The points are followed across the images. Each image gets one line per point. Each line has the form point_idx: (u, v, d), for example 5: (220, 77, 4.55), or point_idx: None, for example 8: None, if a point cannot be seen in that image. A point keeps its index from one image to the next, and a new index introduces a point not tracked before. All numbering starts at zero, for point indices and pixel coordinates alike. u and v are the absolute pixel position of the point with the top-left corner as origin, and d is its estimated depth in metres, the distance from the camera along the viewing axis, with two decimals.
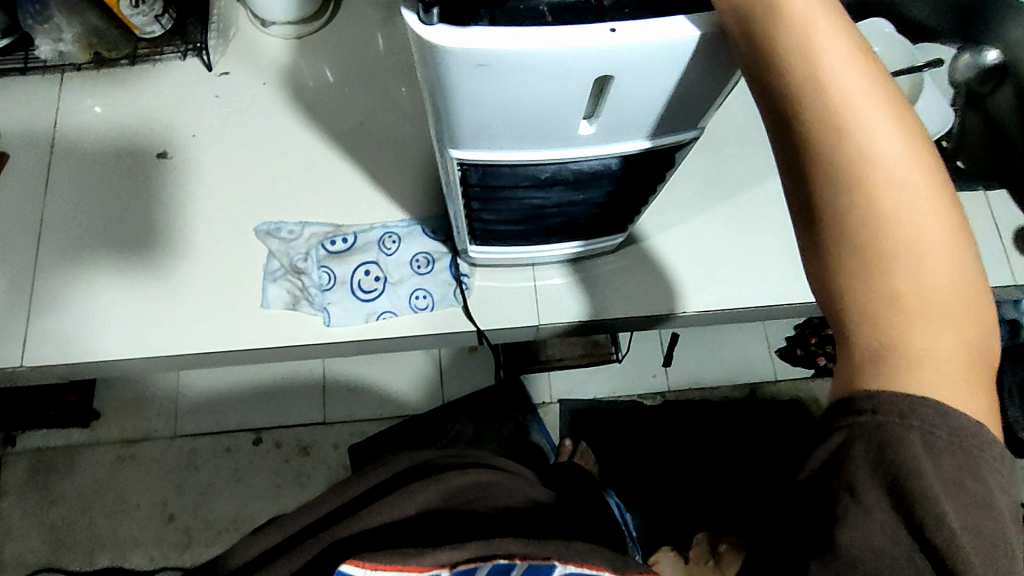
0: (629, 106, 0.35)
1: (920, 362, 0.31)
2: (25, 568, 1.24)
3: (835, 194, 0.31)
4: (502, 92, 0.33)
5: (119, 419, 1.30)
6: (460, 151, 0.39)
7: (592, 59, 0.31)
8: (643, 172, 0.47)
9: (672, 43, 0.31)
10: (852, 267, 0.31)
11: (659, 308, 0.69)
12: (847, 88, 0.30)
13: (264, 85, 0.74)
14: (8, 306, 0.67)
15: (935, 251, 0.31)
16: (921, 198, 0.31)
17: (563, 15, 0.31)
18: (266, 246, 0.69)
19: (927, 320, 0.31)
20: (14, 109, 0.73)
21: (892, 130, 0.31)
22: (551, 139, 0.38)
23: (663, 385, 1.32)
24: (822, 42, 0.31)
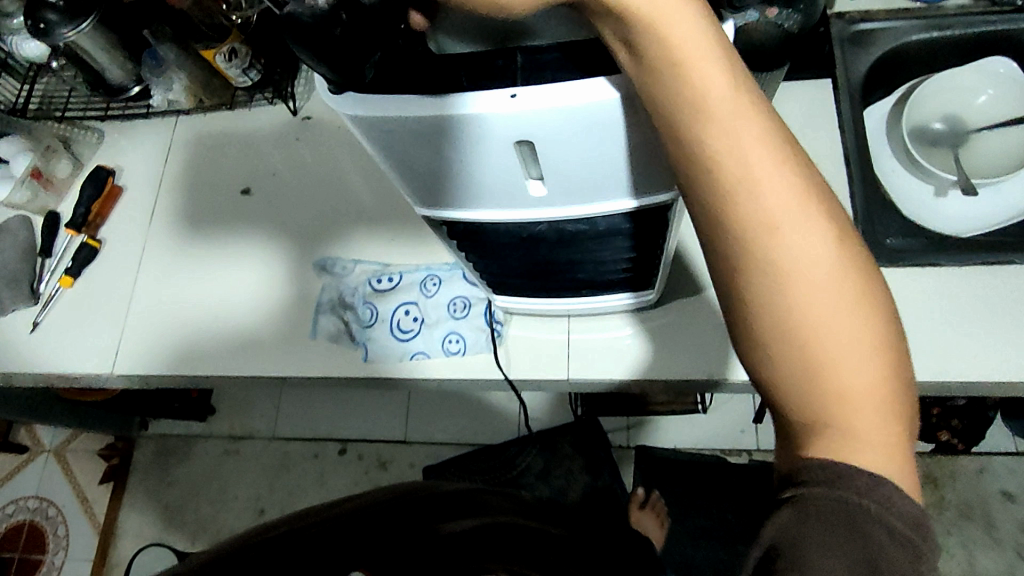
0: (565, 166, 0.39)
1: (865, 443, 0.34)
2: (142, 539, 1.40)
3: (774, 301, 0.33)
4: (441, 152, 0.39)
5: (229, 416, 1.44)
6: (427, 208, 0.47)
7: (503, 122, 0.35)
8: (635, 233, 0.49)
9: (578, 107, 0.34)
10: (792, 356, 0.34)
11: (700, 373, 0.65)
12: (779, 200, 0.32)
13: (341, 129, 0.81)
14: (108, 322, 0.78)
15: (866, 334, 0.34)
16: (848, 284, 0.34)
17: (475, 79, 0.37)
18: (320, 281, 0.74)
19: (862, 403, 0.34)
20: (138, 148, 0.84)
21: (822, 231, 0.33)
22: (510, 196, 0.42)
23: (752, 443, 1.25)
24: (747, 144, 0.32)
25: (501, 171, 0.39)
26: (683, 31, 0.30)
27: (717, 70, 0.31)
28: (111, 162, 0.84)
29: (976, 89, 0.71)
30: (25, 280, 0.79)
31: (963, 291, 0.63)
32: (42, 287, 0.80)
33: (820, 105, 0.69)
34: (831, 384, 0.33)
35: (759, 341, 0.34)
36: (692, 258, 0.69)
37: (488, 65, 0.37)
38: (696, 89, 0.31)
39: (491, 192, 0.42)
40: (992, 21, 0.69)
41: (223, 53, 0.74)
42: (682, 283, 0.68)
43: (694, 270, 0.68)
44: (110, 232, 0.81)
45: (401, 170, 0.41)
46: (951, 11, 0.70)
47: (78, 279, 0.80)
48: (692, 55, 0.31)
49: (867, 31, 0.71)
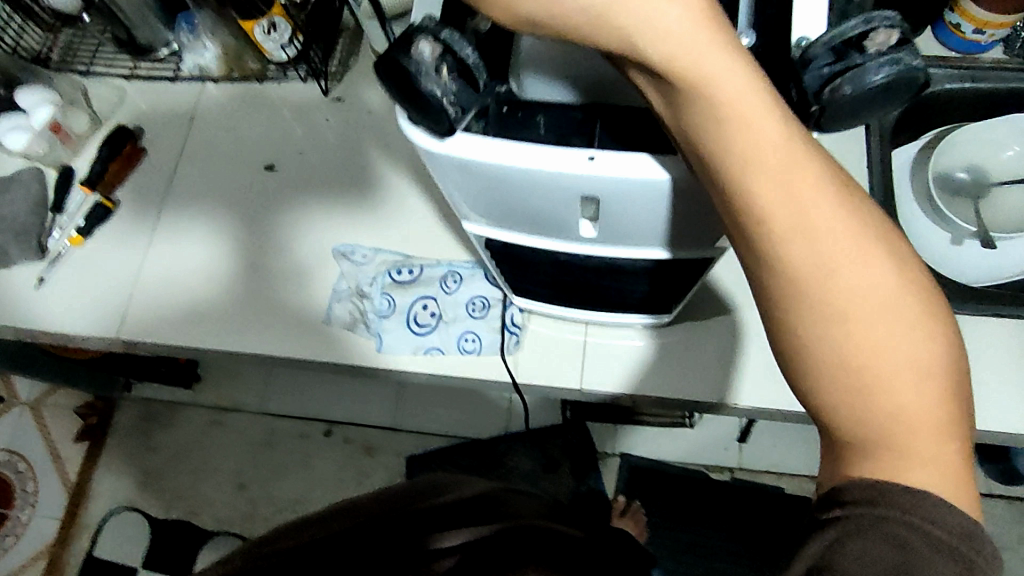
0: (619, 220, 0.42)
1: (914, 462, 0.33)
2: (116, 502, 1.39)
3: (827, 334, 0.33)
4: (510, 186, 0.41)
5: (219, 388, 1.40)
6: (472, 225, 0.50)
7: (573, 179, 0.37)
8: (668, 273, 0.51)
9: (645, 181, 0.37)
10: (833, 378, 0.33)
11: (708, 395, 0.65)
12: (832, 235, 0.32)
13: (371, 114, 0.80)
14: (116, 286, 0.76)
15: (912, 351, 0.33)
16: (890, 301, 0.33)
17: (553, 130, 0.44)
18: (339, 267, 0.74)
19: (919, 429, 0.33)
20: (162, 112, 0.83)
21: (878, 260, 0.33)
22: (559, 234, 0.45)
23: (734, 462, 1.24)
24: (782, 165, 0.32)
25: (559, 215, 0.43)
26: (736, 88, 0.31)
27: (768, 120, 0.32)
28: (132, 123, 0.83)
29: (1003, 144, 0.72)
30: (34, 235, 0.78)
31: (970, 341, 0.65)
32: (50, 243, 0.79)
33: (850, 142, 0.71)
34: (885, 411, 0.33)
35: (804, 371, 0.34)
36: (717, 281, 0.69)
37: (566, 121, 0.44)
38: (749, 142, 0.32)
39: (537, 224, 0.45)
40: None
41: (263, 26, 0.73)
42: (700, 303, 0.69)
43: (712, 290, 0.69)
44: (127, 194, 0.80)
45: (465, 189, 0.43)
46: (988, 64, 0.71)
47: (89, 238, 0.79)
48: (744, 111, 0.31)
49: None
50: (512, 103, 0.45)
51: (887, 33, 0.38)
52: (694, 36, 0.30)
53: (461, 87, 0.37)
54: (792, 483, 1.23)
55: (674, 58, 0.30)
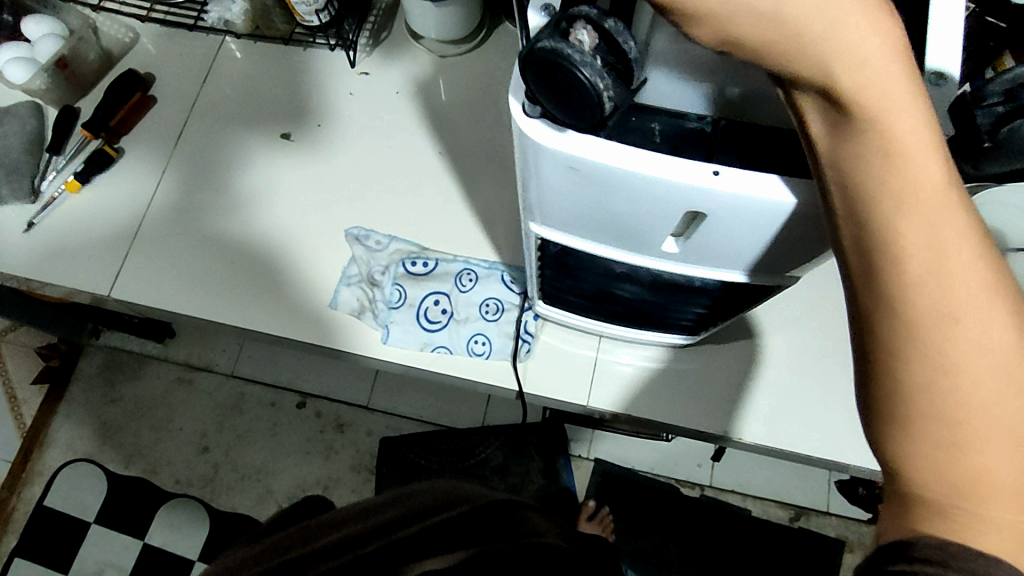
0: (715, 242, 0.39)
1: (991, 531, 0.27)
2: (72, 452, 1.34)
3: (931, 385, 0.27)
4: (583, 183, 0.36)
5: (189, 345, 1.38)
6: (537, 228, 0.45)
7: (690, 193, 0.34)
8: (726, 294, 0.49)
9: (770, 202, 0.33)
10: (919, 425, 0.28)
11: (714, 427, 0.65)
12: (960, 282, 0.27)
13: (397, 95, 0.77)
14: (110, 241, 0.73)
15: (1013, 417, 0.27)
16: (1007, 356, 0.28)
17: (671, 141, 0.36)
18: (351, 250, 0.71)
19: (1007, 504, 0.27)
20: (176, 61, 0.79)
21: (1002, 316, 0.28)
22: (641, 246, 0.42)
23: (706, 478, 1.25)
24: (920, 186, 0.27)
25: (653, 228, 0.39)
26: (907, 113, 0.27)
27: (935, 158, 0.27)
28: (142, 68, 0.79)
29: None
30: (26, 176, 0.74)
31: None
32: (43, 186, 0.75)
33: None
34: (977, 478, 0.27)
35: (887, 408, 0.29)
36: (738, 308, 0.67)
37: (686, 130, 0.36)
38: (909, 180, 0.27)
39: (620, 233, 0.41)
40: None
41: None
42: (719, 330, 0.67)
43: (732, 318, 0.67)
44: (131, 143, 0.76)
45: (539, 186, 0.39)
46: None
47: (86, 186, 0.75)
48: (911, 146, 0.27)
49: None
50: (631, 107, 0.36)
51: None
52: (882, 58, 0.26)
53: (615, 82, 0.31)
54: (758, 507, 1.23)
55: (863, 82, 0.26)
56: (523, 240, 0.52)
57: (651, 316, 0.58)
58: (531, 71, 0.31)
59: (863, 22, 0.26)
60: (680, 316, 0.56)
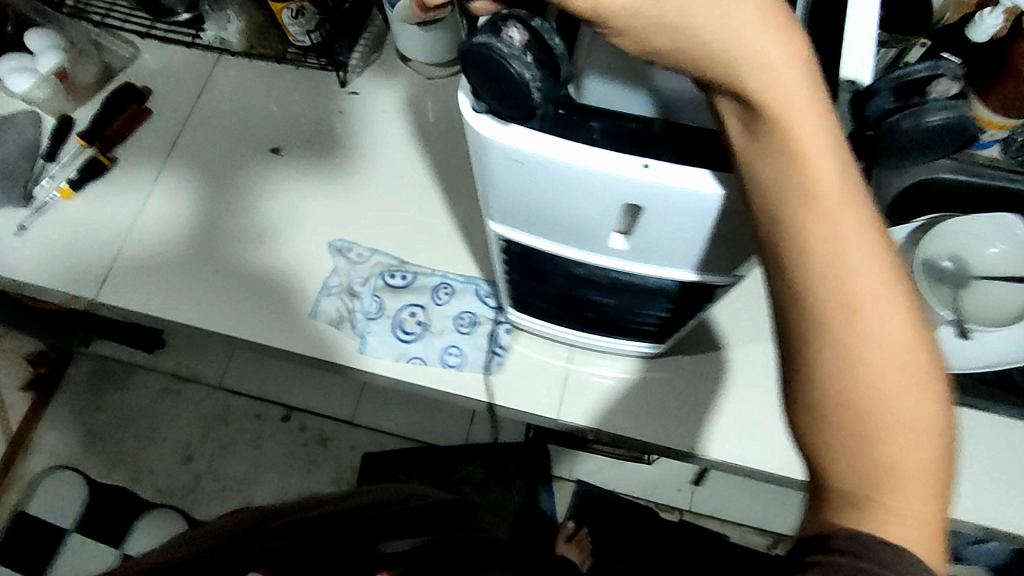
0: (656, 236, 0.41)
1: (900, 521, 0.31)
2: (55, 458, 1.35)
3: (839, 370, 0.32)
4: (530, 178, 0.38)
5: (177, 355, 1.38)
6: (496, 226, 0.47)
7: (627, 184, 0.36)
8: (681, 297, 0.51)
9: (696, 194, 0.35)
10: (828, 406, 0.32)
11: (678, 443, 0.66)
12: (863, 278, 0.32)
13: (385, 114, 0.80)
14: (99, 245, 0.75)
15: (910, 402, 0.32)
16: (904, 346, 0.32)
17: (609, 137, 0.37)
18: (333, 261, 0.73)
19: (912, 488, 0.31)
20: (173, 75, 0.82)
21: (901, 313, 0.32)
22: (591, 242, 0.44)
23: (685, 503, 1.25)
24: (819, 187, 0.32)
25: (597, 220, 0.41)
26: (807, 125, 0.32)
27: (833, 162, 0.32)
28: (139, 81, 0.82)
29: (988, 241, 0.73)
30: (22, 182, 0.77)
31: None
32: (38, 191, 0.77)
33: None
34: (882, 462, 0.31)
35: (802, 392, 0.33)
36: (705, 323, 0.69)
37: (623, 128, 0.37)
38: (807, 179, 0.32)
39: (570, 229, 0.43)
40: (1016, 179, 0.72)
41: (291, 10, 0.73)
42: (688, 346, 0.69)
43: (700, 337, 0.69)
44: (124, 152, 0.79)
45: (490, 181, 0.41)
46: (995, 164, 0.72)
47: (79, 192, 0.77)
48: (812, 149, 0.32)
49: None
50: (567, 103, 0.37)
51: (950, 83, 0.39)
52: (783, 69, 0.31)
53: (544, 76, 0.35)
54: (736, 532, 1.24)
55: (767, 91, 0.31)
56: (493, 250, 0.54)
57: (620, 322, 0.59)
58: (473, 70, 0.35)
59: (770, 41, 0.31)
60: (644, 321, 0.58)
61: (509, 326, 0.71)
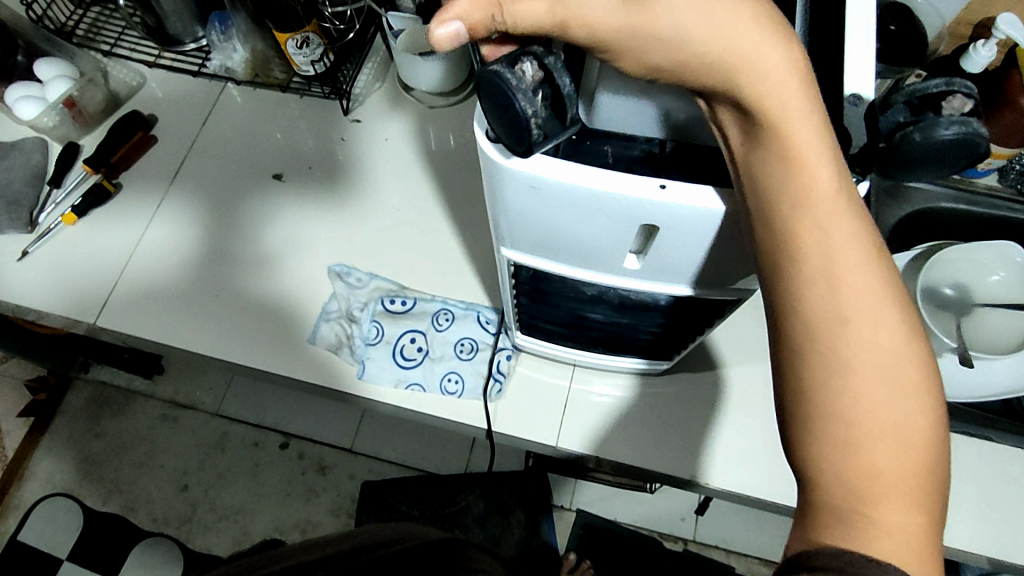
0: (666, 256, 0.41)
1: (887, 533, 0.32)
2: (50, 486, 1.33)
3: (829, 380, 0.33)
4: (543, 205, 0.39)
5: (176, 381, 1.38)
6: (506, 250, 0.47)
7: (640, 206, 0.36)
8: (686, 315, 0.51)
9: (710, 213, 0.35)
10: (822, 416, 0.33)
11: (681, 472, 0.65)
12: (853, 288, 0.33)
13: (388, 141, 0.81)
14: (102, 270, 0.75)
15: (899, 413, 0.33)
16: (895, 357, 0.33)
17: (622, 162, 0.38)
18: (331, 286, 0.74)
19: (892, 500, 0.33)
20: (180, 104, 0.84)
21: (891, 325, 0.34)
22: (603, 265, 0.44)
23: (689, 533, 1.23)
24: (815, 195, 0.33)
25: (610, 244, 0.41)
26: (804, 133, 0.33)
27: (826, 168, 0.33)
28: (146, 109, 0.83)
29: (989, 268, 0.73)
30: (26, 207, 0.78)
31: None
32: (42, 218, 0.78)
33: None
34: (865, 472, 0.33)
35: (800, 404, 0.34)
36: (702, 340, 0.70)
37: (635, 154, 0.38)
38: (802, 187, 0.33)
39: (581, 252, 0.43)
40: (1016, 209, 0.74)
41: (297, 40, 0.74)
42: (689, 370, 0.69)
43: (699, 362, 0.69)
44: (130, 178, 0.80)
45: (503, 208, 0.41)
46: (990, 192, 0.74)
47: (82, 218, 0.77)
48: (808, 156, 0.33)
49: (905, 187, 0.74)
50: (582, 129, 0.38)
51: (963, 100, 0.39)
52: (780, 76, 0.32)
53: (550, 114, 0.35)
54: (743, 564, 1.22)
55: (765, 95, 0.32)
56: (499, 271, 0.54)
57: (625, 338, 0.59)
58: (484, 96, 0.34)
59: (771, 53, 0.32)
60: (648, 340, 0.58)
61: (510, 351, 0.71)
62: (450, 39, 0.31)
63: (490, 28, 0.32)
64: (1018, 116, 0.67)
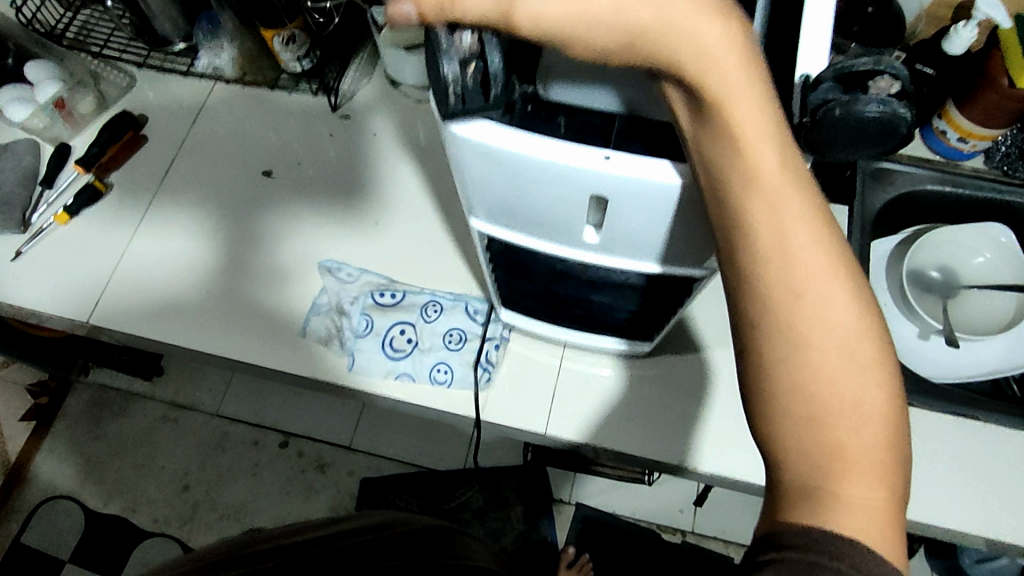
0: (624, 229, 0.41)
1: (850, 508, 0.33)
2: (52, 488, 1.34)
3: (784, 355, 0.34)
4: (498, 175, 0.39)
5: (176, 382, 1.39)
6: (475, 221, 0.48)
7: (588, 176, 0.37)
8: (665, 294, 0.52)
9: (655, 181, 0.36)
10: (777, 392, 0.34)
11: (668, 457, 0.66)
12: (806, 263, 0.34)
13: (376, 136, 0.81)
14: (94, 268, 0.76)
15: (854, 387, 0.33)
16: (848, 331, 0.34)
17: (574, 130, 0.40)
18: (323, 281, 0.74)
19: (856, 473, 0.33)
20: (168, 104, 0.84)
21: (845, 296, 0.34)
22: (566, 237, 0.45)
23: (688, 524, 1.23)
24: (764, 174, 0.34)
25: (567, 215, 0.41)
26: (749, 108, 0.33)
27: (771, 143, 0.34)
28: (136, 109, 0.84)
29: (975, 250, 0.73)
30: (18, 209, 0.78)
31: (923, 438, 0.67)
32: (34, 218, 0.79)
33: None
34: (829, 445, 0.33)
35: (758, 382, 0.35)
36: (688, 326, 0.70)
37: (588, 123, 0.40)
38: (750, 165, 0.33)
39: (543, 224, 0.44)
40: (1002, 191, 0.73)
41: (282, 37, 0.75)
42: (678, 355, 0.69)
43: (687, 349, 0.70)
44: (121, 178, 0.81)
45: (462, 177, 0.42)
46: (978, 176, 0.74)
47: (74, 218, 0.78)
48: (754, 133, 0.33)
49: (888, 169, 0.75)
50: (535, 100, 0.40)
51: (891, 81, 0.41)
52: (721, 51, 0.32)
53: (474, 85, 0.36)
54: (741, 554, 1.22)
55: (706, 71, 0.32)
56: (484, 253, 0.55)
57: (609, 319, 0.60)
58: (429, 55, 0.36)
59: (710, 27, 0.32)
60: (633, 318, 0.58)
61: (498, 341, 0.71)
62: (398, 14, 0.30)
63: (441, 17, 0.30)
64: (998, 96, 0.66)
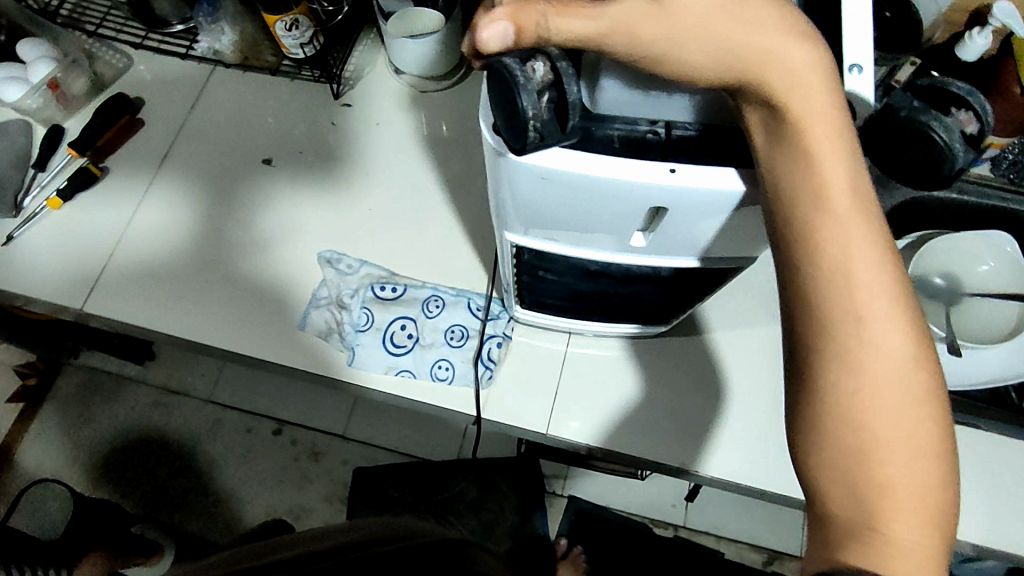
0: (675, 233, 0.43)
1: (897, 548, 0.33)
2: (41, 471, 1.33)
3: (843, 382, 0.35)
4: (553, 193, 0.40)
5: (167, 367, 1.37)
6: (511, 236, 0.48)
7: (651, 190, 0.38)
8: (692, 280, 0.52)
9: (719, 190, 0.38)
10: (830, 418, 0.35)
11: (670, 459, 0.66)
12: (868, 299, 0.35)
13: (378, 126, 0.79)
14: (88, 254, 0.74)
15: (909, 423, 0.34)
16: (906, 368, 0.35)
17: (628, 146, 0.39)
18: (322, 272, 0.73)
19: (904, 513, 0.33)
20: (167, 87, 0.82)
21: (903, 335, 0.35)
22: (615, 244, 0.46)
23: (679, 519, 1.24)
24: (833, 202, 0.36)
25: (618, 225, 0.43)
26: (822, 136, 0.35)
27: (840, 165, 0.36)
28: (132, 91, 0.82)
29: (977, 258, 0.73)
30: (11, 191, 0.77)
31: None
32: (27, 201, 0.77)
33: None
34: (878, 482, 0.34)
35: (812, 409, 0.35)
36: (694, 328, 0.70)
37: (638, 138, 0.39)
38: (820, 191, 0.36)
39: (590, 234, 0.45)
40: (1008, 199, 0.74)
41: (285, 22, 0.73)
42: (682, 357, 0.69)
43: (692, 351, 0.69)
44: (116, 162, 0.79)
45: (510, 198, 0.42)
46: (985, 181, 0.74)
47: (67, 203, 0.76)
48: (825, 165, 0.36)
49: None
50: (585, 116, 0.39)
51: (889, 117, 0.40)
52: (805, 72, 0.35)
53: (550, 117, 0.35)
54: (731, 549, 1.23)
55: (790, 93, 0.35)
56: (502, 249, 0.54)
57: (626, 312, 0.61)
58: (492, 84, 0.35)
59: (799, 50, 0.35)
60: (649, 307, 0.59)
61: (500, 339, 0.71)
62: (497, 39, 0.33)
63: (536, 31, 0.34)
64: (1009, 105, 0.67)
